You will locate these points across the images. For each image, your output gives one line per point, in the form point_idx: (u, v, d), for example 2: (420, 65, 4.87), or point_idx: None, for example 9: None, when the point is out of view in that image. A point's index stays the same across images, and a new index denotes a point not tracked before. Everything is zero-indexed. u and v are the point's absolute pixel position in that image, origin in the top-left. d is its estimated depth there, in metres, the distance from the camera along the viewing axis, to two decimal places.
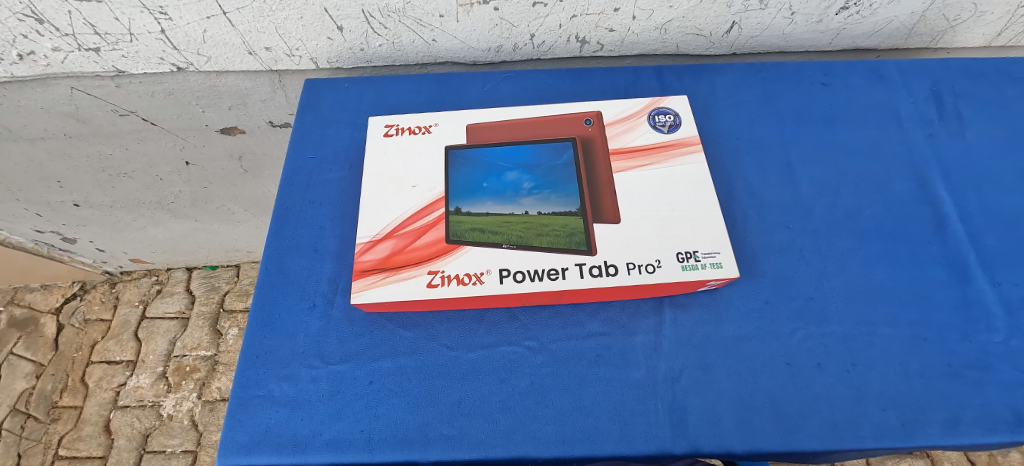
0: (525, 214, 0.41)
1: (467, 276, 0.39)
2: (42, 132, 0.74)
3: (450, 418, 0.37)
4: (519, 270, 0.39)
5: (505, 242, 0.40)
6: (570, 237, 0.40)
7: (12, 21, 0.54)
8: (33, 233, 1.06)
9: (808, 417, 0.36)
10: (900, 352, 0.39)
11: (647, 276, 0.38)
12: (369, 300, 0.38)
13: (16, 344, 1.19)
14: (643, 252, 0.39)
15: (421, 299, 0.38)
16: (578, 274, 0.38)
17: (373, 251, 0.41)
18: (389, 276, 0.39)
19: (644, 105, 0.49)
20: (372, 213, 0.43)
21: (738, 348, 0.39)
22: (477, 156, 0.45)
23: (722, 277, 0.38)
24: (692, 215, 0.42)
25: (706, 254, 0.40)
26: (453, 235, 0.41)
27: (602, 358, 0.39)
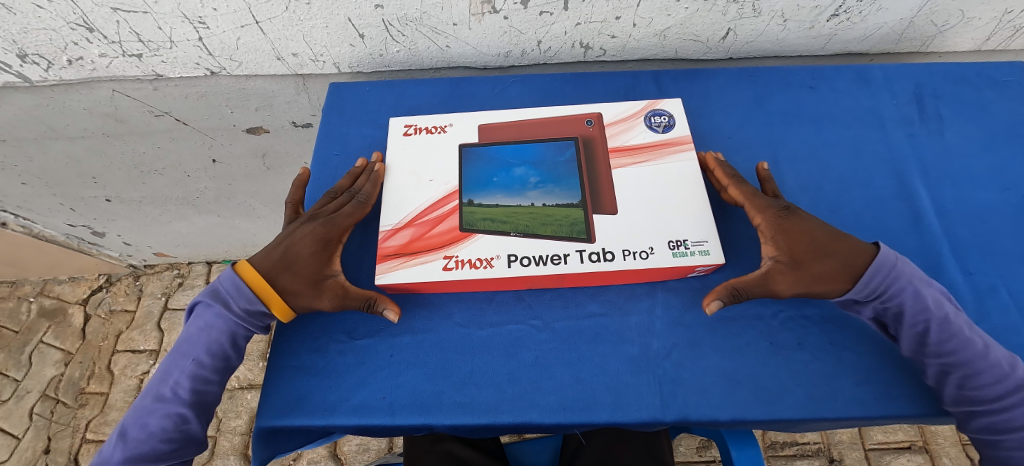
0: (532, 206, 0.45)
1: (478, 260, 0.43)
2: (82, 131, 0.80)
3: (462, 388, 0.41)
4: (525, 255, 0.43)
5: (513, 230, 0.44)
6: (571, 226, 0.44)
7: (65, 30, 0.60)
8: (65, 227, 1.12)
9: (786, 389, 0.40)
10: (874, 334, 0.42)
11: (641, 261, 0.42)
12: (390, 282, 0.43)
13: (46, 332, 1.26)
14: (638, 240, 0.43)
15: (438, 280, 0.42)
16: (578, 260, 0.42)
17: (395, 238, 0.46)
18: (408, 260, 0.44)
19: (641, 107, 0.53)
20: (392, 205, 0.48)
21: (724, 328, 0.43)
22: (487, 153, 0.50)
23: (708, 262, 0.42)
24: (683, 207, 0.45)
25: (695, 242, 0.43)
26: (467, 225, 0.45)
27: (600, 336, 0.43)
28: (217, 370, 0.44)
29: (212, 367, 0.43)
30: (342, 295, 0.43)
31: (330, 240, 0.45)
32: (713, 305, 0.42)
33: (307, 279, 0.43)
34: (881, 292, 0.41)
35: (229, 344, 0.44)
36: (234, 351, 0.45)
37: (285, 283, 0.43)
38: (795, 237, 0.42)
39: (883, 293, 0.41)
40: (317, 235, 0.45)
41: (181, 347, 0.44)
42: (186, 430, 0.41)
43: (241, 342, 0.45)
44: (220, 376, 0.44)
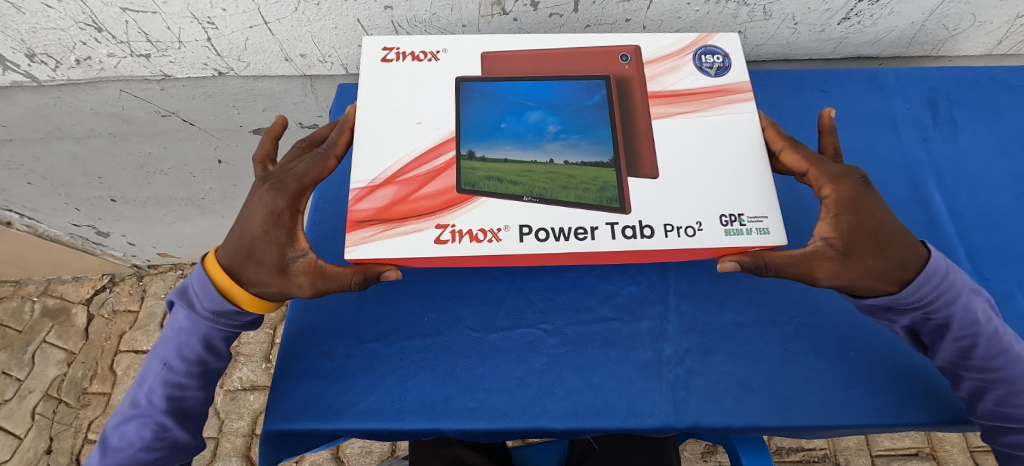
0: (550, 163, 0.38)
1: (481, 232, 0.35)
2: (89, 131, 0.80)
3: (472, 393, 0.41)
4: (542, 227, 0.35)
5: (526, 195, 0.36)
6: (600, 192, 0.37)
7: (74, 30, 0.60)
8: (70, 226, 1.12)
9: (801, 396, 0.39)
10: (892, 341, 0.41)
11: (686, 240, 0.35)
12: (365, 255, 0.34)
13: (50, 332, 1.25)
14: (684, 213, 0.36)
15: (431, 255, 0.34)
16: (608, 235, 0.35)
17: (371, 199, 0.36)
18: (388, 229, 0.35)
19: (690, 41, 0.44)
20: (370, 162, 0.38)
21: (737, 334, 0.42)
22: (493, 94, 0.41)
23: (768, 243, 0.35)
24: (735, 171, 0.38)
25: (752, 218, 0.36)
26: (466, 185, 0.37)
27: (611, 341, 0.43)
28: (199, 375, 0.43)
29: (185, 371, 0.42)
30: (316, 284, 0.38)
31: (286, 222, 0.37)
32: (728, 265, 0.35)
33: (271, 269, 0.37)
34: (932, 295, 0.36)
35: (204, 348, 0.43)
36: (212, 354, 0.44)
37: (248, 274, 0.38)
38: (862, 219, 0.35)
39: (930, 303, 0.36)
40: (269, 217, 0.36)
41: (157, 351, 0.43)
42: (169, 437, 0.42)
43: (219, 346, 0.44)
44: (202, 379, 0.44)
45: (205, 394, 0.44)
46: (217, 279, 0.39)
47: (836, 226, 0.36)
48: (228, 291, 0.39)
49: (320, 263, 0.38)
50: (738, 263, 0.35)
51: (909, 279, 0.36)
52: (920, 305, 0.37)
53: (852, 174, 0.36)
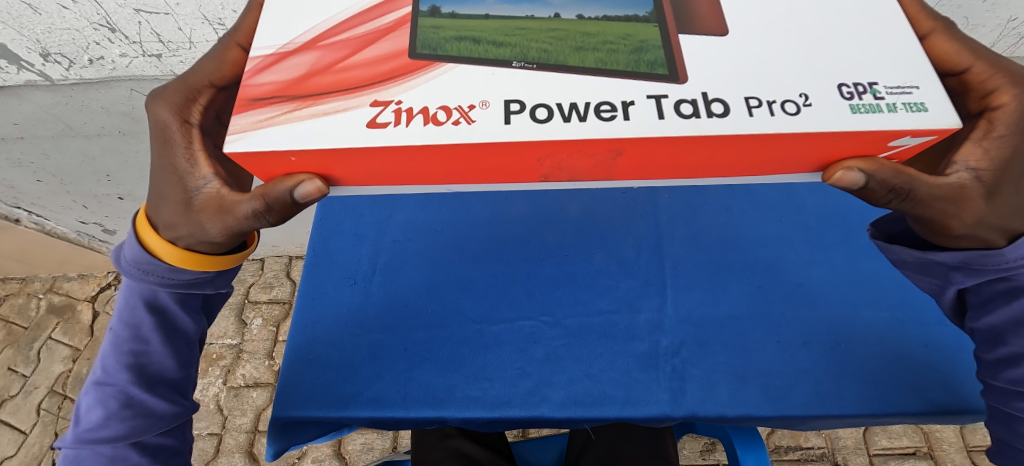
0: (555, 18, 0.25)
1: (445, 111, 0.21)
2: (99, 129, 0.80)
3: (474, 382, 0.42)
4: (542, 103, 0.21)
5: (517, 60, 0.23)
6: (636, 55, 0.23)
7: (88, 30, 0.61)
8: (78, 224, 1.13)
9: (793, 387, 0.40)
10: (882, 334, 0.43)
11: (786, 119, 0.21)
12: (249, 149, 0.21)
13: (55, 329, 1.22)
14: (777, 82, 0.22)
15: (357, 146, 0.21)
16: (652, 113, 0.21)
17: (276, 70, 0.24)
18: (299, 107, 0.22)
19: None
20: (281, 19, 0.25)
21: (732, 326, 0.44)
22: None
23: (927, 126, 0.21)
24: (856, 29, 0.25)
25: (890, 90, 0.22)
26: (423, 48, 0.24)
27: (609, 332, 0.44)
28: (156, 337, 0.37)
29: (130, 336, 0.37)
30: (223, 220, 0.28)
31: (180, 139, 0.29)
32: (848, 175, 0.22)
33: (176, 204, 0.29)
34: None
35: (157, 305, 0.38)
36: (168, 312, 0.38)
37: (163, 219, 0.31)
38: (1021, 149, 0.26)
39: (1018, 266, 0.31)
40: (164, 137, 0.30)
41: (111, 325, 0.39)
42: (142, 403, 0.37)
43: (171, 303, 0.38)
44: (163, 344, 0.38)
45: (178, 361, 0.39)
46: (143, 236, 0.33)
47: (989, 151, 0.25)
48: (155, 248, 0.33)
49: (224, 191, 0.28)
50: (865, 174, 0.22)
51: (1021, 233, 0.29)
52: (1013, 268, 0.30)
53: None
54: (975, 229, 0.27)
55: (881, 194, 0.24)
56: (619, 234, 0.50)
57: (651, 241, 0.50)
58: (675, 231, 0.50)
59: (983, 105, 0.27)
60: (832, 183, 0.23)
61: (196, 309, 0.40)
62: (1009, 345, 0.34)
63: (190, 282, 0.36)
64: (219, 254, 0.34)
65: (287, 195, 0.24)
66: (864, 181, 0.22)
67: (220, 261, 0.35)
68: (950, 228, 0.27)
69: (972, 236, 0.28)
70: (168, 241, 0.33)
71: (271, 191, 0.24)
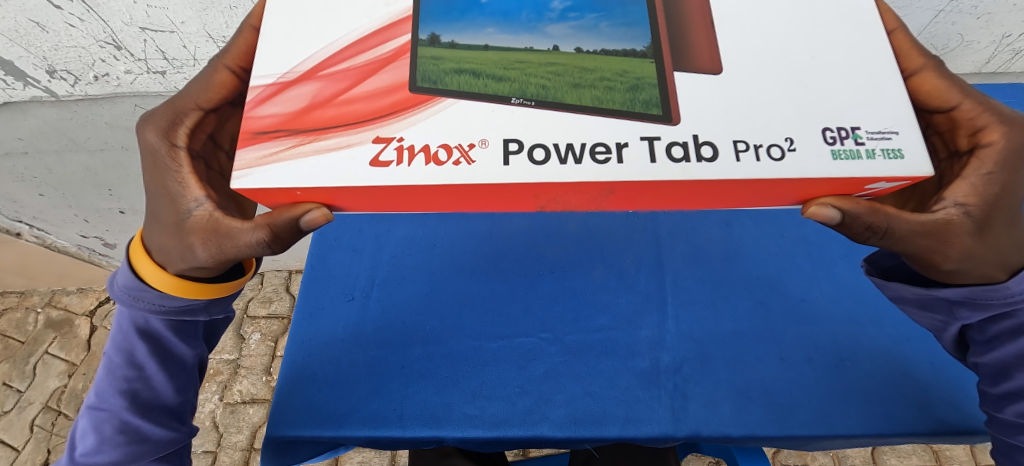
0: (553, 51, 0.25)
1: (445, 149, 0.22)
2: (103, 145, 0.80)
3: (472, 400, 0.41)
4: (541, 142, 0.22)
5: (515, 96, 0.23)
6: (632, 94, 0.23)
7: (95, 48, 0.62)
8: (78, 238, 1.13)
9: (798, 406, 0.39)
10: (887, 351, 0.42)
11: (770, 165, 0.22)
12: (254, 185, 0.21)
13: (51, 343, 1.21)
14: (763, 125, 0.23)
15: (362, 185, 0.21)
16: (645, 156, 0.21)
17: (279, 101, 0.24)
18: (301, 143, 0.23)
19: None
20: (278, 48, 0.25)
21: (734, 343, 0.43)
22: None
23: (902, 173, 0.22)
24: (848, 64, 0.25)
25: (872, 134, 0.23)
26: (423, 81, 0.24)
27: (610, 349, 0.43)
28: (150, 363, 0.37)
29: (124, 363, 0.37)
30: (215, 244, 0.28)
31: (168, 161, 0.29)
32: (822, 212, 0.24)
33: (167, 229, 0.29)
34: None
35: (152, 332, 0.37)
36: (163, 339, 0.37)
37: (154, 244, 0.31)
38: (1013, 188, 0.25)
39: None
40: (152, 161, 0.29)
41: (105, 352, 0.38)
42: (139, 430, 0.36)
43: (165, 330, 0.37)
44: (158, 370, 0.37)
45: (175, 387, 0.38)
46: (136, 263, 0.33)
47: (977, 188, 0.25)
48: (146, 274, 0.33)
49: (216, 215, 0.28)
50: (841, 211, 0.24)
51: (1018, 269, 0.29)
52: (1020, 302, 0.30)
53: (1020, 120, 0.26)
54: (965, 264, 0.27)
55: (860, 231, 0.25)
56: (619, 249, 0.50)
57: (650, 256, 0.49)
58: (675, 246, 0.50)
59: (972, 142, 0.27)
60: (810, 218, 0.25)
61: (194, 336, 0.39)
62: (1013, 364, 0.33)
63: (182, 309, 0.35)
64: (211, 279, 0.34)
65: (292, 220, 0.24)
66: (840, 217, 0.24)
67: (212, 289, 0.35)
68: (940, 264, 0.27)
69: (969, 271, 0.28)
70: (159, 267, 0.32)
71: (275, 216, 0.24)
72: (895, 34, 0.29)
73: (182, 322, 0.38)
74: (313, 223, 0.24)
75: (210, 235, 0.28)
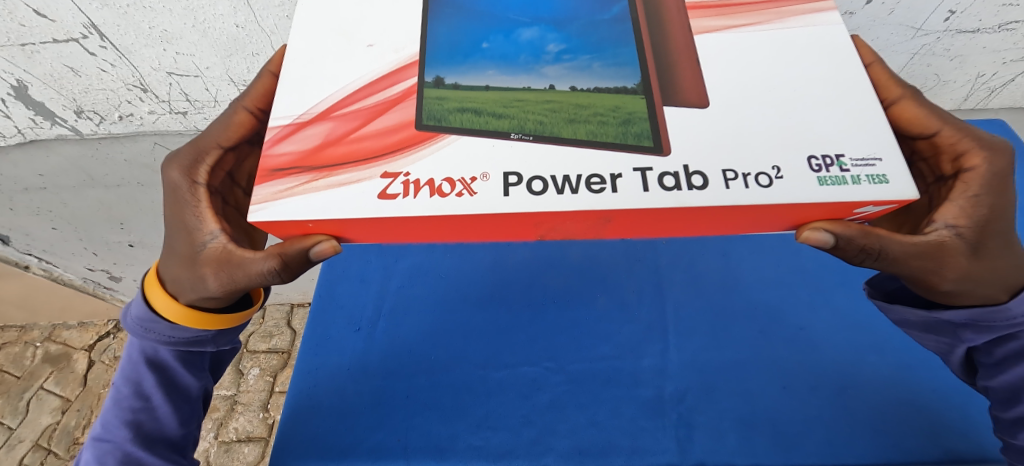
0: (550, 90, 0.28)
1: (448, 183, 0.23)
2: (120, 180, 0.83)
3: (477, 430, 0.41)
4: (539, 175, 0.24)
5: (515, 131, 0.26)
6: (624, 127, 0.26)
7: (123, 90, 0.65)
8: (85, 270, 1.13)
9: (803, 435, 0.39)
10: (889, 379, 0.42)
11: (759, 191, 0.23)
12: (270, 218, 0.23)
13: (47, 378, 1.19)
14: (751, 155, 0.24)
15: (369, 216, 0.23)
16: (638, 185, 0.23)
17: (293, 141, 0.26)
18: (315, 179, 0.24)
19: None
20: (295, 91, 0.28)
21: (737, 371, 0.43)
22: (476, 6, 0.31)
23: (889, 197, 0.23)
24: (830, 98, 0.26)
25: (857, 162, 0.24)
26: (428, 119, 0.26)
27: (613, 379, 0.44)
28: (156, 392, 0.37)
29: (132, 393, 0.37)
30: (227, 275, 0.29)
31: (188, 197, 0.31)
32: (815, 235, 0.25)
33: (184, 261, 0.31)
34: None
35: (161, 362, 0.38)
36: (170, 370, 0.38)
37: (169, 274, 0.33)
38: (996, 210, 0.26)
39: None
40: (174, 198, 0.32)
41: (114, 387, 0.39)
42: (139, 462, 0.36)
43: (173, 361, 0.38)
44: (164, 401, 0.38)
45: (178, 419, 0.38)
46: (150, 294, 0.34)
47: (966, 210, 0.26)
48: (158, 305, 0.34)
49: (230, 246, 0.30)
50: (833, 234, 0.25)
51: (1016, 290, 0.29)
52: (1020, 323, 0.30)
53: (999, 144, 0.27)
54: (963, 284, 0.27)
55: (852, 253, 0.26)
56: (620, 278, 0.51)
57: (651, 285, 0.50)
58: (674, 275, 0.51)
59: (956, 167, 0.28)
60: (803, 242, 0.26)
61: (201, 367, 0.40)
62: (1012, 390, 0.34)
63: (190, 340, 0.36)
64: (222, 310, 0.35)
65: (303, 251, 0.25)
66: (833, 240, 0.25)
67: (222, 319, 0.35)
68: (937, 284, 0.27)
69: (968, 291, 0.28)
70: (172, 297, 0.34)
71: (286, 246, 0.26)
72: (873, 67, 0.31)
73: (190, 353, 0.38)
74: (321, 254, 0.25)
75: (223, 265, 0.29)
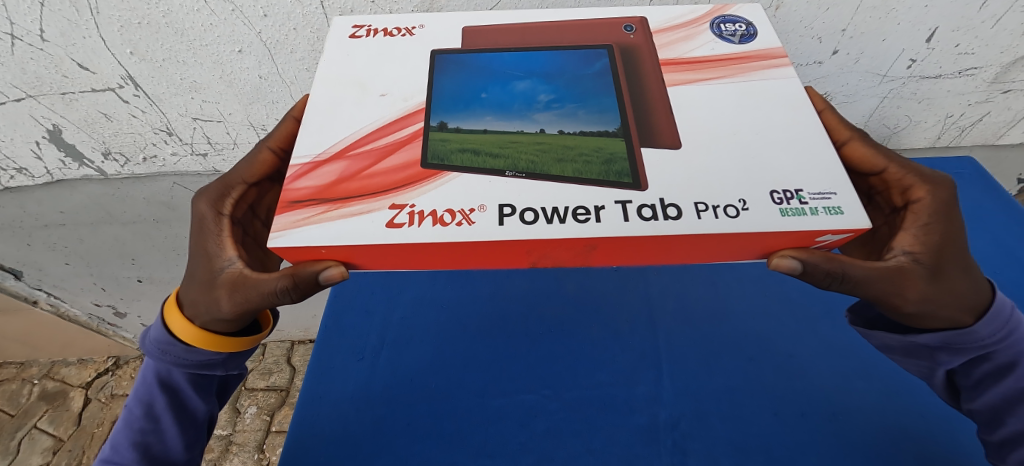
0: (540, 133, 0.31)
1: (449, 213, 0.27)
2: (136, 217, 0.87)
3: (476, 458, 0.42)
4: (529, 207, 0.27)
5: (509, 169, 0.29)
6: (606, 166, 0.29)
7: (149, 134, 0.69)
8: (91, 306, 1.14)
9: (794, 461, 0.40)
10: (877, 405, 0.43)
11: (727, 221, 0.26)
12: (288, 244, 0.26)
13: (41, 417, 1.17)
14: (719, 191, 0.27)
15: (378, 243, 0.26)
16: (619, 216, 0.26)
17: (311, 177, 0.30)
18: (328, 210, 0.28)
19: (706, 11, 0.38)
20: (316, 135, 0.32)
21: (729, 398, 0.45)
22: (476, 63, 0.36)
23: (845, 226, 0.25)
24: (786, 140, 0.30)
25: (815, 195, 0.27)
26: (433, 159, 0.30)
27: (608, 406, 0.45)
28: (167, 416, 0.39)
29: (143, 415, 0.39)
30: (240, 296, 0.32)
31: (213, 227, 0.34)
32: (785, 262, 0.27)
33: (203, 285, 0.33)
34: (1001, 332, 0.32)
35: (173, 384, 0.39)
36: (182, 392, 0.39)
37: (187, 298, 0.35)
38: (949, 234, 0.29)
39: (999, 340, 0.32)
40: (199, 227, 0.35)
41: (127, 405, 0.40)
42: None
43: (185, 384, 0.39)
44: (173, 424, 0.39)
45: (184, 443, 0.40)
46: (169, 319, 0.37)
47: (920, 238, 0.29)
48: (176, 328, 0.36)
49: (247, 271, 0.32)
50: (800, 260, 0.27)
51: (983, 312, 0.31)
52: (990, 344, 0.32)
53: (941, 178, 0.31)
54: (932, 308, 0.29)
55: (823, 279, 0.28)
56: (614, 308, 0.53)
57: (644, 316, 0.52)
58: (666, 304, 0.53)
59: (905, 198, 0.31)
60: (775, 269, 0.28)
61: (209, 392, 0.41)
62: (987, 412, 0.35)
63: (202, 363, 0.38)
64: (233, 333, 0.37)
65: (315, 274, 0.28)
66: (800, 266, 0.27)
67: (232, 343, 0.37)
68: (905, 307, 0.29)
69: (937, 313, 0.30)
70: (189, 320, 0.36)
71: (300, 269, 0.28)
72: (825, 112, 0.35)
73: (200, 375, 0.40)
74: (330, 278, 0.28)
75: (239, 287, 0.32)
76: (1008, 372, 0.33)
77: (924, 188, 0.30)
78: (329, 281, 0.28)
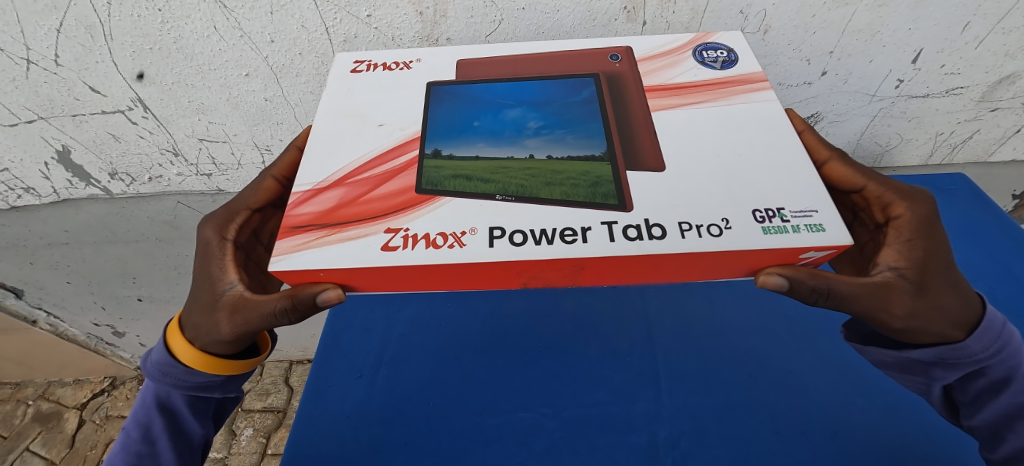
0: (530, 159, 0.32)
1: (441, 236, 0.27)
2: (139, 236, 0.88)
3: None
4: (519, 229, 0.27)
5: (499, 193, 0.30)
6: (594, 188, 0.30)
7: (156, 155, 0.70)
8: (90, 325, 1.14)
9: None
10: (877, 422, 0.43)
11: (710, 240, 0.27)
12: (287, 268, 0.27)
13: (34, 439, 1.15)
14: (702, 210, 0.28)
15: (373, 265, 0.26)
16: (605, 237, 0.27)
17: (312, 202, 0.30)
18: (328, 235, 0.28)
19: (688, 41, 0.40)
20: (317, 165, 0.33)
21: (728, 416, 0.45)
22: (470, 93, 0.37)
23: (826, 242, 0.26)
24: (769, 162, 0.31)
25: (796, 213, 0.28)
26: (427, 184, 0.31)
27: (607, 425, 0.45)
28: (165, 439, 0.39)
29: (141, 438, 0.39)
30: (240, 319, 0.32)
31: (216, 252, 0.35)
32: (770, 279, 0.28)
33: (204, 308, 0.34)
34: (993, 348, 0.32)
35: (171, 407, 0.39)
36: (179, 415, 0.39)
37: (189, 321, 0.36)
38: (934, 252, 0.29)
39: (989, 358, 0.32)
40: (204, 251, 0.35)
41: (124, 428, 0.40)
42: None
43: (182, 407, 0.39)
44: (169, 448, 0.39)
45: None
46: (170, 341, 0.37)
47: (902, 253, 0.29)
48: (176, 351, 0.37)
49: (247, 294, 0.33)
50: (785, 277, 0.28)
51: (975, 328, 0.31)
52: (982, 361, 0.32)
53: (920, 195, 0.31)
54: (920, 326, 0.29)
55: (807, 294, 0.28)
56: (611, 326, 0.54)
57: (641, 333, 0.52)
58: (663, 321, 0.53)
59: (886, 215, 0.32)
60: (761, 286, 0.28)
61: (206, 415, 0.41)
62: (984, 429, 0.35)
63: (201, 385, 0.38)
64: (233, 356, 0.37)
65: (313, 297, 0.29)
66: (786, 283, 0.27)
67: (231, 366, 0.38)
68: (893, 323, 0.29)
69: (926, 330, 0.30)
70: (189, 343, 0.36)
71: (298, 292, 0.29)
72: (805, 135, 0.37)
73: (198, 397, 0.40)
74: (327, 301, 0.29)
75: (239, 310, 0.32)
76: (1003, 388, 0.33)
77: (908, 207, 0.31)
78: (326, 303, 0.29)
